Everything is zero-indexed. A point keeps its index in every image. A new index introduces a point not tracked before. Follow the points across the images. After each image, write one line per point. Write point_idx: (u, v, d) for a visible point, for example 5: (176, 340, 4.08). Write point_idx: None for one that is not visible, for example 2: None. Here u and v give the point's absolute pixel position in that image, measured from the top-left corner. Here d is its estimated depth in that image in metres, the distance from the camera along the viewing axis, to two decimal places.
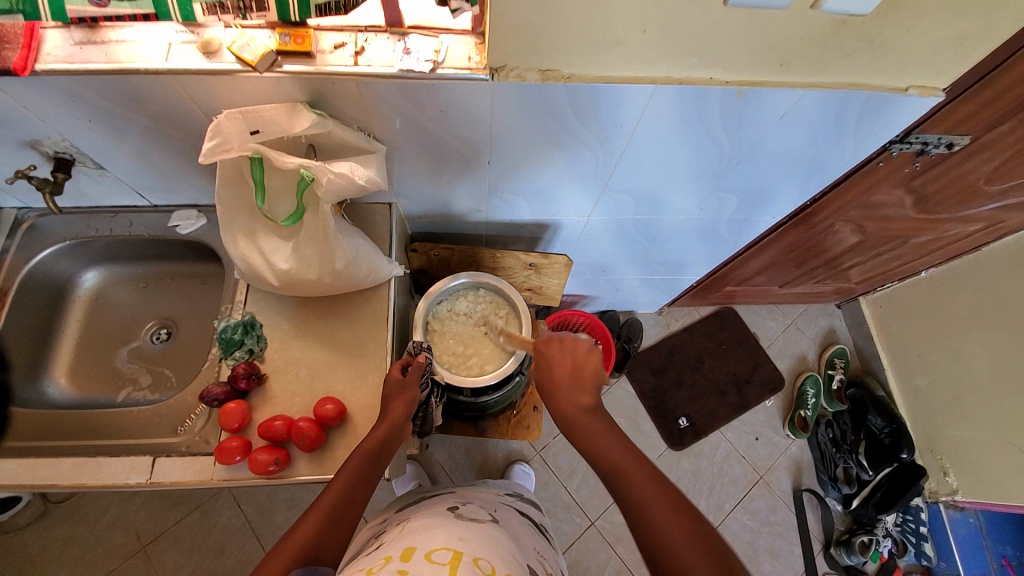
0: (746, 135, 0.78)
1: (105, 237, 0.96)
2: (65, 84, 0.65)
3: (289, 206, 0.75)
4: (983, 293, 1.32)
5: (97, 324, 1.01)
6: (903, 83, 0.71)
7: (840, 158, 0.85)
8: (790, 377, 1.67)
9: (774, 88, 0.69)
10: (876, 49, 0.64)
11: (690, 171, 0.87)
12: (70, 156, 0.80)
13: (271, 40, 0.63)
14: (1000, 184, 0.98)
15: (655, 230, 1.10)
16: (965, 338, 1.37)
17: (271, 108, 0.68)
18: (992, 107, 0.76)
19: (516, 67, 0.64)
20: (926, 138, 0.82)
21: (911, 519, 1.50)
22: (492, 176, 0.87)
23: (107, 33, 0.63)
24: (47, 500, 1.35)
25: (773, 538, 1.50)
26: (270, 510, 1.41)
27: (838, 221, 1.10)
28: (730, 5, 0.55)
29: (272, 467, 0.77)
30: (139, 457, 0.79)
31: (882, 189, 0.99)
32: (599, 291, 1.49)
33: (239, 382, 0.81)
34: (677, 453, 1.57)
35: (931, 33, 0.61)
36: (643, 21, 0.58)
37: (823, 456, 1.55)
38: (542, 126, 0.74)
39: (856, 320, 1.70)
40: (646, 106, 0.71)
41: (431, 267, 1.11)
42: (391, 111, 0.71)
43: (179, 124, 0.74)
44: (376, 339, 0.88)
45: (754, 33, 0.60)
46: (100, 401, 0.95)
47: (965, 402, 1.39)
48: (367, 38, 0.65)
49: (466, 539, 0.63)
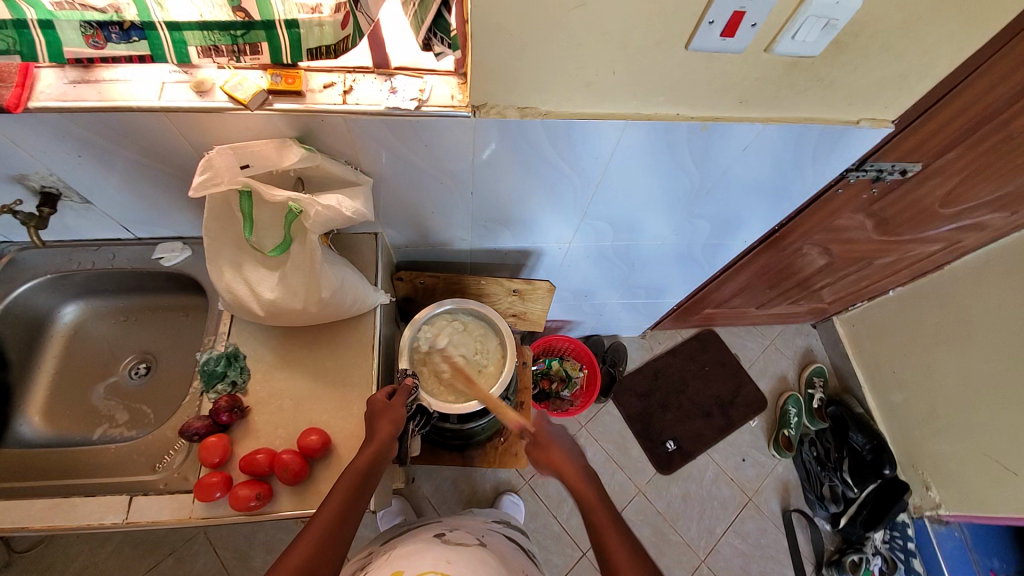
0: (714, 166, 0.84)
1: (86, 270, 0.95)
2: (57, 122, 0.66)
3: (277, 237, 0.76)
4: (947, 310, 1.38)
5: (74, 360, 0.99)
6: (855, 116, 0.77)
7: (802, 185, 0.91)
8: (772, 397, 1.70)
9: (738, 123, 0.74)
10: (828, 87, 0.70)
11: (665, 199, 0.92)
12: (57, 191, 0.81)
13: (263, 80, 0.66)
14: (953, 207, 1.05)
15: (635, 255, 1.14)
16: (935, 355, 1.43)
17: (260, 143, 0.70)
18: (937, 137, 0.82)
19: (497, 105, 0.68)
20: (880, 166, 0.89)
21: (899, 535, 1.52)
22: (477, 206, 0.90)
23: (101, 72, 0.66)
24: (10, 550, 1.29)
25: (765, 562, 1.49)
26: (249, 552, 1.35)
27: (806, 245, 1.16)
28: (691, 47, 0.60)
29: (254, 502, 0.75)
30: (115, 496, 0.77)
31: (844, 214, 1.05)
32: (583, 316, 1.52)
33: (221, 415, 0.80)
34: (666, 477, 1.57)
35: (875, 72, 0.68)
36: (613, 63, 0.63)
37: (808, 475, 1.56)
38: (523, 157, 0.78)
39: (831, 339, 1.76)
40: (619, 140, 0.75)
41: (417, 296, 1.12)
42: (377, 146, 0.74)
43: (169, 158, 0.75)
44: (361, 367, 0.88)
45: (715, 73, 0.65)
46: (74, 439, 0.92)
47: (939, 416, 1.44)
48: (355, 77, 0.69)
49: (452, 561, 0.62)
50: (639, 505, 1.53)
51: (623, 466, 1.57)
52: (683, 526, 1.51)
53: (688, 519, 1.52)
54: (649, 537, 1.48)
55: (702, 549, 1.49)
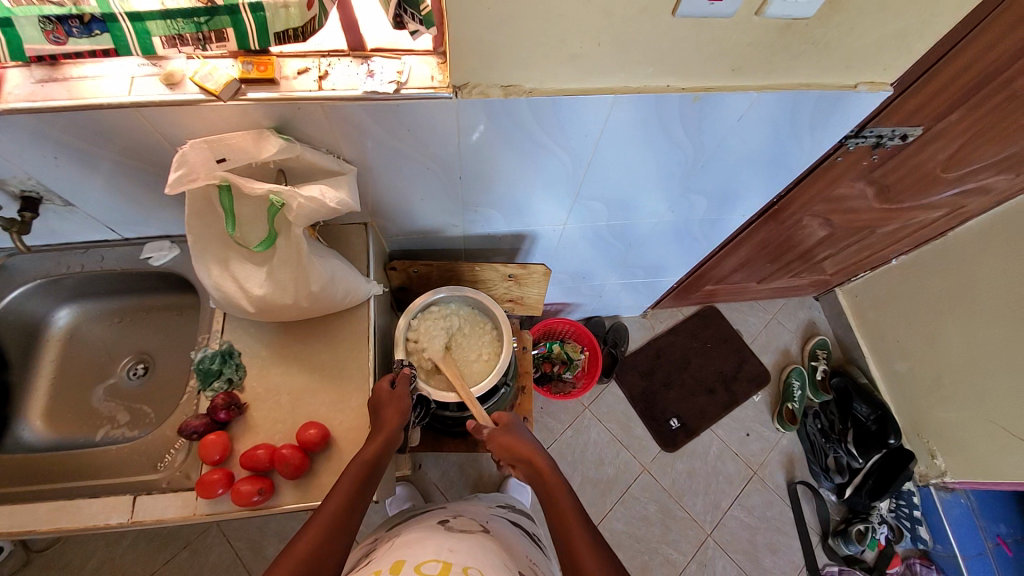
0: (708, 138, 0.81)
1: (76, 273, 0.94)
2: (28, 123, 0.64)
3: (262, 231, 0.75)
4: (951, 277, 1.36)
5: (71, 363, 0.98)
6: (852, 80, 0.74)
7: (800, 154, 0.88)
8: (775, 371, 1.70)
9: (731, 92, 0.71)
10: (823, 50, 0.67)
11: (659, 175, 0.89)
12: (37, 195, 0.80)
13: (233, 69, 0.64)
14: (957, 170, 1.02)
15: (631, 234, 1.12)
16: (939, 322, 1.42)
17: (237, 134, 0.68)
18: (938, 99, 0.80)
19: (479, 84, 0.66)
20: (880, 131, 0.86)
21: (905, 503, 1.52)
22: (466, 191, 0.88)
23: (70, 69, 0.63)
24: (28, 550, 1.31)
25: (771, 533, 1.50)
26: (262, 544, 1.38)
27: (806, 216, 1.14)
28: (678, 14, 0.57)
29: (256, 497, 0.75)
30: (118, 497, 0.77)
31: (844, 183, 1.02)
32: (583, 298, 1.51)
33: (219, 413, 0.80)
34: (671, 454, 1.58)
35: (873, 32, 0.65)
36: (597, 34, 0.60)
37: (814, 447, 1.56)
38: (509, 138, 0.75)
39: (834, 310, 1.74)
40: (608, 116, 0.73)
41: (411, 285, 1.11)
42: (360, 133, 0.71)
43: (147, 156, 0.73)
44: (357, 360, 0.87)
45: (704, 41, 0.63)
46: (77, 442, 0.92)
47: (945, 384, 1.43)
48: (330, 62, 0.66)
49: (455, 549, 0.63)
50: (645, 483, 1.54)
51: (628, 445, 1.58)
52: (688, 501, 1.52)
53: (693, 495, 1.53)
54: (655, 513, 1.50)
55: (708, 523, 1.50)
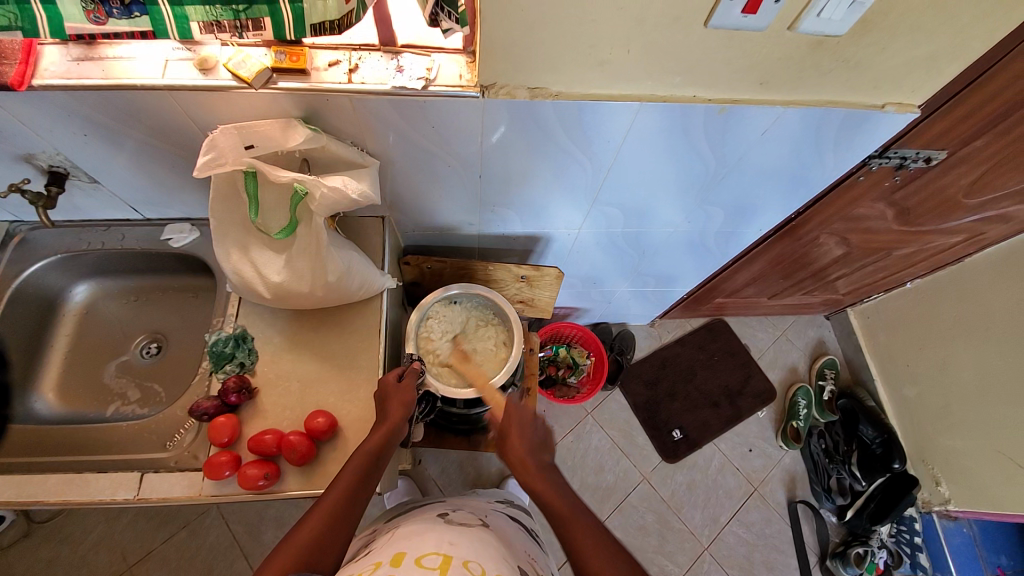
0: (730, 151, 0.81)
1: (97, 250, 0.96)
2: (62, 100, 0.65)
3: (283, 220, 0.76)
4: (966, 304, 1.34)
5: (87, 338, 1.00)
6: (880, 101, 0.73)
7: (823, 171, 0.87)
8: (781, 388, 1.68)
9: (757, 105, 0.71)
10: (853, 68, 0.66)
11: (678, 185, 0.90)
12: (64, 170, 0.81)
13: (266, 58, 0.64)
14: (978, 197, 1.02)
15: (645, 243, 1.12)
16: (952, 349, 1.40)
17: (265, 123, 0.69)
18: (965, 124, 0.79)
19: (507, 85, 0.66)
20: (904, 153, 0.85)
21: (906, 529, 1.51)
22: (484, 190, 0.88)
23: (104, 50, 0.64)
24: (30, 520, 1.32)
25: (769, 551, 1.49)
26: (259, 528, 1.38)
27: (823, 234, 1.13)
28: (710, 26, 0.57)
29: (261, 481, 0.76)
30: (127, 473, 0.78)
31: (864, 203, 1.02)
32: (592, 304, 1.51)
33: (229, 396, 0.81)
34: (671, 465, 1.57)
35: (905, 52, 0.64)
36: (628, 41, 0.60)
37: (816, 467, 1.55)
38: (533, 139, 0.76)
39: (844, 331, 1.73)
40: (632, 123, 0.73)
41: (424, 280, 1.11)
42: (385, 127, 0.72)
43: (176, 139, 0.75)
44: (368, 351, 0.88)
45: (734, 54, 0.63)
46: (87, 416, 0.93)
47: (954, 411, 1.41)
48: (360, 56, 0.67)
49: (456, 543, 0.63)
50: (643, 492, 1.53)
51: (629, 453, 1.58)
52: (686, 514, 1.52)
53: (692, 507, 1.52)
54: (652, 524, 1.49)
55: (706, 536, 1.49)
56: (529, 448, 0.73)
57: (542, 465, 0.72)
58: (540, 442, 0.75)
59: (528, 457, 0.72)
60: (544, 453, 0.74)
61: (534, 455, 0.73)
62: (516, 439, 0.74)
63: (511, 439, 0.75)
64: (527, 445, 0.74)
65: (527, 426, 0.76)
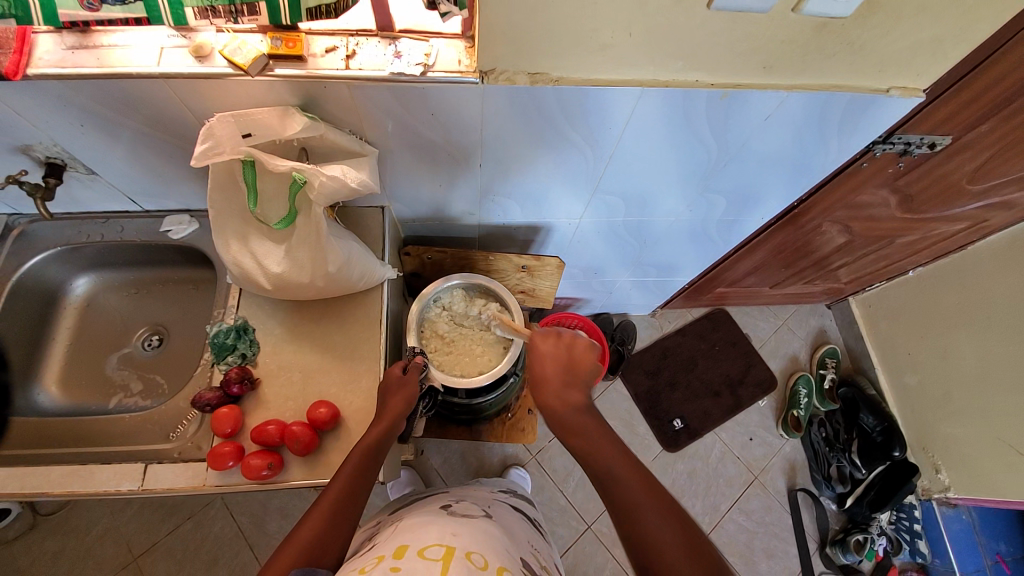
0: (733, 137, 0.80)
1: (96, 242, 0.95)
2: (57, 90, 0.65)
3: (281, 209, 0.75)
4: (969, 291, 1.34)
5: (88, 331, 1.00)
6: (884, 84, 0.72)
7: (826, 157, 0.87)
8: (782, 377, 1.69)
9: (759, 90, 0.70)
10: (858, 51, 0.65)
11: (679, 173, 0.89)
12: (61, 162, 0.80)
13: (262, 44, 0.63)
14: (983, 183, 1.01)
15: (646, 232, 1.11)
16: (953, 337, 1.40)
17: (262, 111, 0.68)
18: (970, 108, 0.78)
19: (505, 71, 0.65)
20: (909, 139, 0.84)
21: (905, 517, 1.52)
22: (483, 179, 0.88)
23: (99, 38, 0.64)
24: (37, 512, 1.34)
25: (769, 538, 1.50)
26: (264, 519, 1.40)
27: (825, 222, 1.12)
28: (712, 8, 0.56)
29: (265, 471, 0.76)
30: (131, 464, 0.79)
31: (867, 190, 1.01)
32: (593, 294, 1.50)
33: (232, 387, 0.81)
34: (672, 454, 1.57)
35: (911, 34, 0.63)
36: (629, 25, 0.59)
37: (817, 456, 1.56)
38: (534, 127, 0.75)
39: (846, 320, 1.72)
40: (633, 109, 0.72)
41: (424, 271, 1.11)
42: (383, 115, 0.71)
43: (172, 128, 0.74)
44: (369, 342, 0.88)
45: (737, 37, 0.62)
46: (90, 408, 0.94)
47: (955, 399, 1.41)
48: (358, 42, 0.66)
49: (458, 534, 0.63)
50: None
51: (630, 443, 1.58)
52: (687, 502, 1.53)
53: (692, 495, 1.53)
54: None
55: (707, 524, 1.50)
56: (563, 384, 0.70)
57: (575, 403, 0.69)
58: (570, 371, 0.72)
59: (561, 394, 0.70)
60: (573, 387, 0.71)
61: (569, 392, 0.70)
62: (548, 376, 0.71)
63: (545, 374, 0.72)
64: (561, 379, 0.71)
65: (558, 359, 0.72)
